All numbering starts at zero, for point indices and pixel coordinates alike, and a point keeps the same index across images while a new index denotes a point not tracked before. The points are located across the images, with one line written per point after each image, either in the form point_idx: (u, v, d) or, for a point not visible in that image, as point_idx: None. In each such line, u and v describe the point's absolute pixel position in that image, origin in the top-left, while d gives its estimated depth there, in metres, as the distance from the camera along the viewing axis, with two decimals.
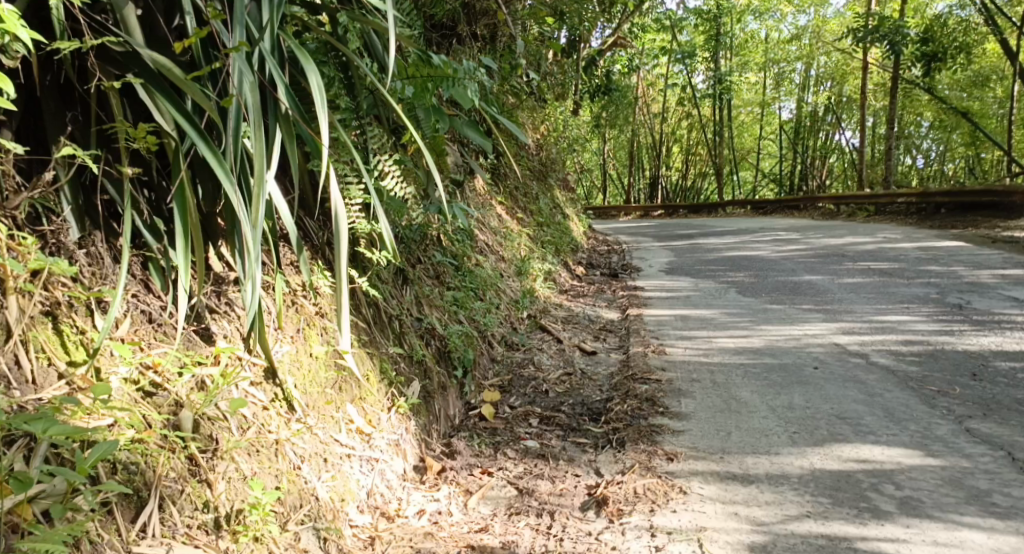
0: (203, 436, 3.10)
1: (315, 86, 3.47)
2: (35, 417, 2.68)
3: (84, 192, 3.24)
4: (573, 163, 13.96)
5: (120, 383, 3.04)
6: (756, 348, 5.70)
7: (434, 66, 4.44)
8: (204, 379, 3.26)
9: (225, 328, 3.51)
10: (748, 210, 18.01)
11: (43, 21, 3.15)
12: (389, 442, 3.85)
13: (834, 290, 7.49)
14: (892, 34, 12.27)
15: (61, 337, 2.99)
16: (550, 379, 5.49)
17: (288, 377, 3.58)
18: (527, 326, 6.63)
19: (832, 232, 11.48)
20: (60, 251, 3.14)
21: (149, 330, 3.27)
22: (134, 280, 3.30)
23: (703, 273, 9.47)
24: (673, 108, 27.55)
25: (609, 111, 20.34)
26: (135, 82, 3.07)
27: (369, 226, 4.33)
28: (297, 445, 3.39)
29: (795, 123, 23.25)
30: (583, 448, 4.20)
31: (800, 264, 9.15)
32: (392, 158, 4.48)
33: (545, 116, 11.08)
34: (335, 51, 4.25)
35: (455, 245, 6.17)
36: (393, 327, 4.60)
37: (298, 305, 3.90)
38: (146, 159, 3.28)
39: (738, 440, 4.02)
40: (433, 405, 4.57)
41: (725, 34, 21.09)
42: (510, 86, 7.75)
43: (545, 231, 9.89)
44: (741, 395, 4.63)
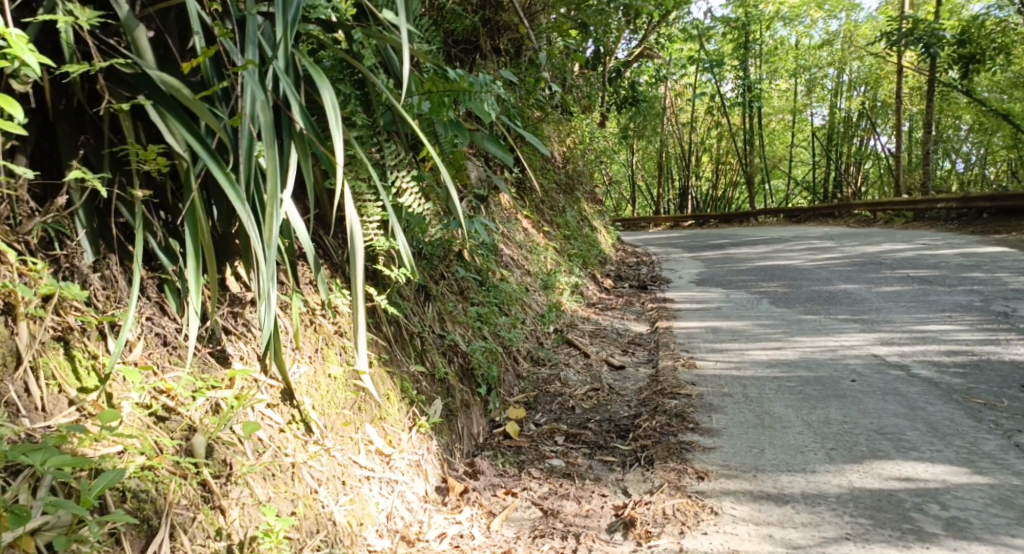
0: (218, 460, 3.05)
1: (328, 103, 3.42)
2: (35, 448, 2.64)
3: (99, 215, 3.20)
4: (600, 175, 13.89)
5: (132, 408, 2.99)
6: (790, 360, 5.57)
7: (451, 81, 4.37)
8: (218, 402, 3.21)
9: (241, 349, 3.47)
10: (782, 218, 17.82)
11: (53, 44, 3.13)
12: (409, 462, 3.79)
13: (871, 299, 7.34)
14: (927, 36, 12.27)
15: (72, 363, 2.95)
16: (577, 395, 5.40)
17: (305, 398, 3.52)
18: (554, 340, 6.55)
19: (868, 240, 11.30)
20: (74, 275, 3.10)
21: (164, 353, 3.22)
22: (149, 302, 3.26)
23: (735, 283, 9.35)
24: (702, 117, 27.41)
25: (636, 121, 20.24)
26: (144, 102, 3.03)
27: (387, 243, 4.27)
28: (314, 468, 3.34)
29: (830, 129, 23.05)
30: (610, 466, 4.10)
31: (835, 272, 9.00)
32: (411, 174, 4.40)
33: (570, 129, 11.02)
34: (351, 69, 4.19)
35: (479, 260, 6.12)
36: (414, 344, 4.55)
37: (316, 324, 3.85)
38: (157, 180, 3.24)
39: (772, 458, 3.91)
40: (456, 423, 4.51)
41: (755, 41, 20.97)
42: (534, 101, 7.72)
43: (573, 244, 9.82)
44: (775, 410, 4.51)
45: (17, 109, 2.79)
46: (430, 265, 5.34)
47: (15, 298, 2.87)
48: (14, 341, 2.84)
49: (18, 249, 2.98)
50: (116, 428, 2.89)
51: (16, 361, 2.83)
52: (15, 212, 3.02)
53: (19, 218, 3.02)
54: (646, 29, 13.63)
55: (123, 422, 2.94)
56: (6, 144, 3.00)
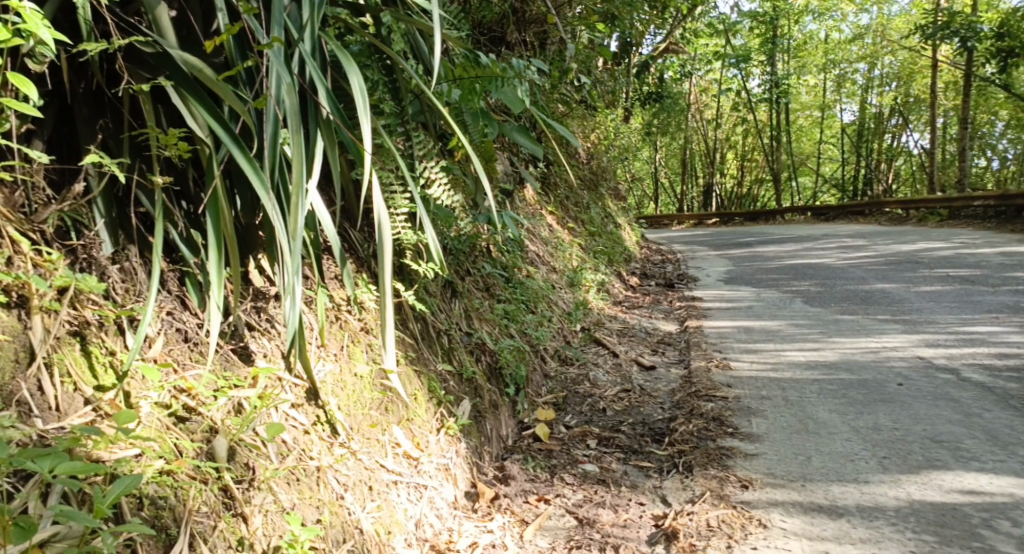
0: (240, 464, 2.89)
1: (356, 89, 3.26)
2: (42, 455, 2.44)
3: (118, 204, 3.04)
4: (623, 171, 13.71)
5: (151, 409, 2.83)
6: (830, 362, 5.37)
7: (483, 67, 4.19)
8: (240, 402, 3.05)
9: (265, 346, 3.31)
10: (809, 217, 17.56)
11: (70, 22, 2.96)
12: (438, 466, 3.62)
13: (911, 299, 7.12)
14: (964, 30, 12.02)
15: (88, 360, 2.79)
16: (607, 396, 5.21)
17: (330, 398, 3.36)
18: (582, 339, 6.37)
19: (902, 238, 11.05)
20: (91, 267, 2.95)
21: (184, 349, 3.06)
22: (169, 296, 3.10)
23: (764, 282, 9.14)
24: (726, 114, 27.14)
25: (660, 118, 20.00)
26: (166, 84, 2.87)
27: (415, 237, 4.10)
28: (340, 472, 3.17)
29: (858, 126, 22.78)
30: (646, 473, 3.92)
31: (869, 271, 8.78)
32: (439, 165, 4.23)
33: (596, 124, 10.83)
34: (380, 54, 4.02)
35: (505, 255, 5.96)
36: (441, 342, 4.39)
37: (342, 320, 3.70)
38: (178, 168, 3.08)
39: (820, 466, 3.72)
40: (484, 425, 4.34)
41: (782, 37, 20.70)
42: (560, 94, 7.55)
43: (598, 241, 9.63)
44: (819, 415, 4.31)
45: (33, 90, 2.63)
46: (457, 261, 5.17)
47: (28, 290, 2.72)
48: (27, 336, 2.69)
49: (33, 239, 2.84)
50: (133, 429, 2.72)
51: (29, 357, 2.67)
52: (30, 200, 2.88)
53: (34, 206, 2.88)
54: (672, 24, 13.43)
55: (141, 423, 2.78)
56: (22, 128, 2.85)
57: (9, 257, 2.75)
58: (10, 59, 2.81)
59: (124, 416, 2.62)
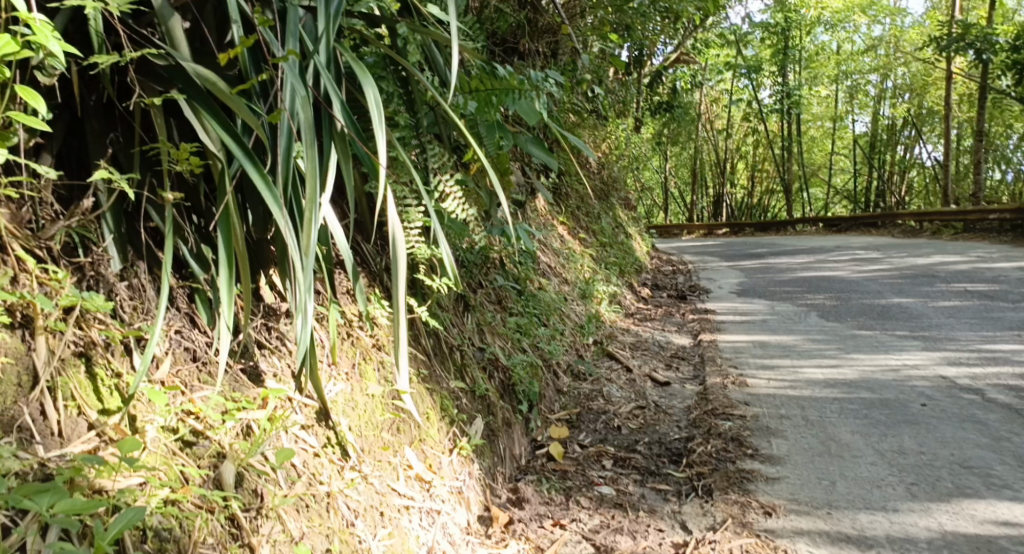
0: (248, 491, 2.78)
1: (372, 101, 3.18)
2: (42, 489, 2.33)
3: (128, 219, 2.96)
4: (633, 181, 13.60)
5: (157, 433, 2.73)
6: (849, 380, 5.25)
7: (500, 79, 4.10)
8: (250, 424, 2.95)
9: (275, 365, 3.21)
10: (821, 228, 17.42)
11: (79, 33, 2.87)
12: (450, 490, 3.52)
13: (929, 314, 7.00)
14: (979, 41, 11.92)
15: (93, 382, 2.69)
16: (621, 414, 5.08)
17: (341, 418, 3.26)
18: (594, 352, 6.26)
19: (916, 251, 10.92)
20: (99, 285, 2.85)
21: (192, 369, 2.97)
22: (178, 314, 3.01)
23: (778, 295, 9.02)
24: (736, 123, 27.01)
25: (671, 127, 19.87)
26: (179, 97, 2.78)
27: (428, 251, 4.00)
28: (350, 497, 3.07)
29: (871, 137, 22.67)
30: (664, 496, 3.82)
31: (885, 285, 8.65)
32: (454, 178, 4.13)
33: (607, 133, 10.73)
34: (395, 65, 3.94)
35: (517, 267, 5.85)
36: (454, 358, 4.28)
37: (354, 337, 3.60)
38: (189, 182, 2.99)
39: (846, 492, 3.61)
40: (497, 444, 4.23)
41: (795, 47, 20.62)
42: (573, 104, 7.46)
43: (609, 252, 9.52)
44: (841, 437, 4.20)
45: (42, 104, 2.57)
46: (469, 274, 5.07)
47: (34, 310, 2.62)
48: (31, 359, 2.60)
49: (38, 256, 2.74)
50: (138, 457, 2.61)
51: (33, 381, 2.58)
52: (37, 215, 2.80)
53: (42, 222, 2.79)
54: (684, 34, 13.33)
55: (147, 449, 2.68)
56: (30, 142, 2.76)
57: (13, 276, 2.66)
58: (18, 72, 2.72)
59: (128, 445, 2.51)
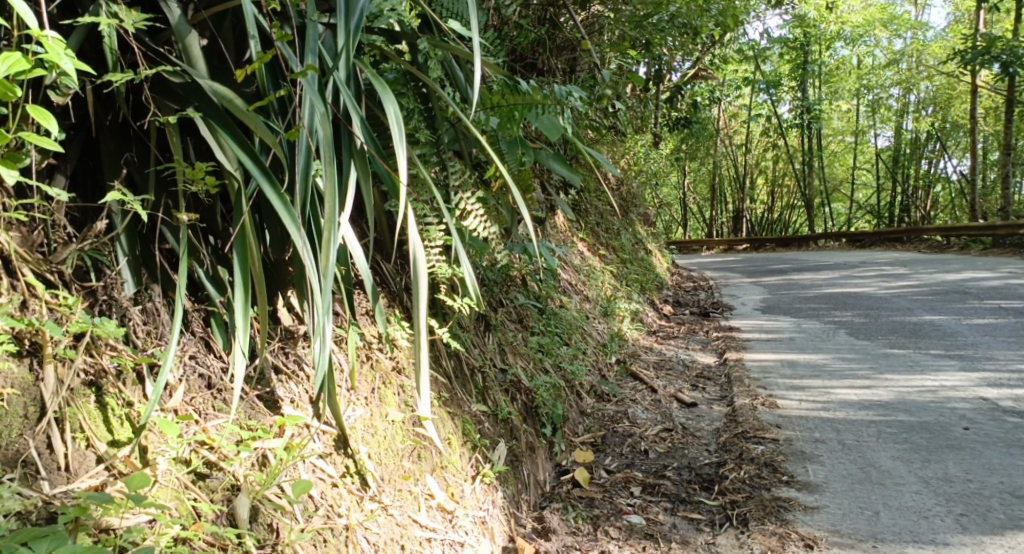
0: (263, 526, 2.65)
1: (393, 117, 3.13)
2: (42, 535, 2.19)
3: (142, 242, 2.83)
4: (652, 198, 13.42)
5: (169, 466, 2.60)
6: (884, 401, 5.10)
7: (522, 94, 4.01)
8: (266, 453, 2.82)
9: (292, 391, 3.08)
10: (845, 243, 17.22)
11: (92, 51, 2.74)
12: (474, 520, 3.42)
13: (964, 332, 6.85)
14: (1005, 54, 11.74)
15: (103, 413, 2.57)
16: (648, 436, 4.92)
17: (360, 446, 3.13)
18: (617, 373, 6.11)
19: (946, 267, 10.71)
20: (112, 310, 2.73)
21: (206, 396, 2.84)
22: (193, 339, 2.89)
23: (804, 311, 8.86)
24: (756, 138, 26.78)
25: (690, 144, 19.65)
26: (195, 115, 2.67)
27: (451, 270, 3.89)
28: (370, 530, 2.94)
29: (894, 151, 22.43)
30: (697, 526, 3.80)
31: (915, 301, 8.50)
32: (475, 195, 4.04)
33: (626, 149, 10.57)
34: (415, 81, 3.85)
35: (539, 286, 5.72)
36: (476, 381, 4.15)
37: (373, 360, 3.48)
38: (203, 202, 2.87)
39: (891, 523, 3.64)
40: (521, 470, 4.10)
41: (814, 62, 20.41)
42: (591, 120, 7.32)
43: (629, 268, 9.37)
44: (881, 462, 4.18)
45: (54, 125, 2.45)
46: (490, 292, 4.96)
47: (42, 338, 2.50)
48: (38, 388, 2.48)
49: (48, 281, 2.62)
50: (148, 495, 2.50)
51: (40, 412, 2.46)
52: (49, 238, 2.68)
53: (54, 245, 2.68)
54: (702, 50, 13.18)
55: (157, 482, 2.55)
56: (43, 163, 2.65)
57: (23, 302, 2.55)
58: (31, 91, 2.62)
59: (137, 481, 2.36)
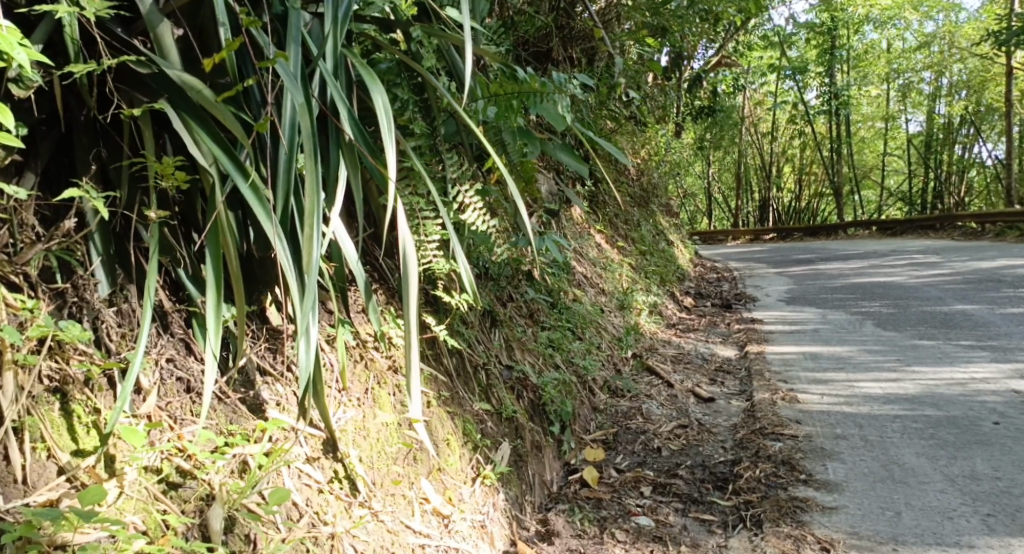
0: (239, 537, 2.56)
1: (380, 107, 3.01)
2: None
3: (117, 240, 2.72)
4: (675, 188, 13.22)
5: (137, 475, 2.50)
6: (910, 395, 4.92)
7: (521, 82, 3.79)
8: (246, 459, 2.70)
9: (279, 393, 2.95)
10: (874, 231, 16.93)
11: (54, 40, 2.65)
12: (472, 524, 3.28)
13: (996, 322, 6.65)
14: None
15: (68, 421, 2.48)
16: (662, 433, 4.76)
17: (350, 449, 3.01)
18: (633, 367, 5.95)
19: (979, 255, 10.44)
20: (82, 311, 2.62)
21: (184, 401, 2.73)
22: (172, 340, 2.78)
23: (830, 302, 8.65)
24: (782, 126, 26.43)
25: (714, 133, 19.36)
26: (164, 107, 2.55)
27: (448, 266, 3.76)
28: (357, 538, 2.82)
29: (925, 136, 22.07)
30: (708, 528, 3.65)
31: (945, 290, 8.28)
32: (474, 188, 3.85)
33: (646, 139, 10.37)
34: (410, 71, 3.68)
35: (550, 279, 5.58)
36: (479, 380, 4.01)
37: (367, 359, 3.35)
38: (179, 199, 2.76)
39: (913, 524, 3.48)
40: (526, 471, 3.95)
41: (841, 46, 20.10)
42: (608, 110, 7.15)
43: (649, 260, 9.19)
44: (905, 459, 4.00)
45: (10, 119, 2.32)
46: (497, 286, 4.82)
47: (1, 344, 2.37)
48: None
49: (13, 283, 2.52)
50: (111, 508, 2.41)
51: None
52: (16, 238, 2.56)
53: (20, 245, 2.56)
54: (725, 37, 12.95)
55: (123, 493, 2.46)
56: (6, 160, 2.54)
57: None
58: None
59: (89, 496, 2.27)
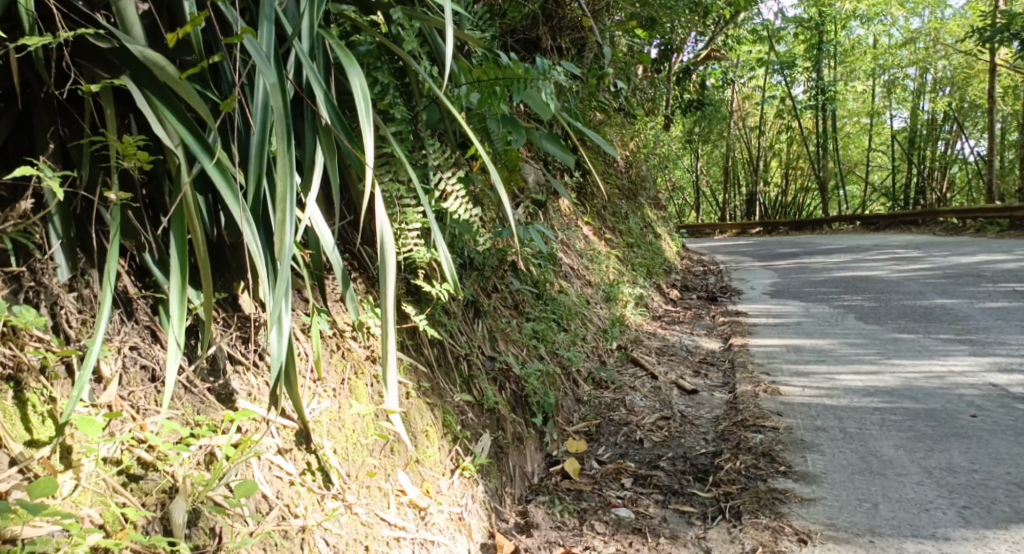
0: (203, 531, 2.51)
1: (357, 90, 2.95)
2: None
3: (77, 223, 2.66)
4: (663, 182, 13.18)
5: (95, 467, 2.45)
6: (891, 388, 4.90)
7: (505, 68, 3.75)
8: (213, 451, 2.66)
9: (250, 383, 2.90)
10: (859, 226, 16.95)
11: (10, 14, 2.57)
12: (449, 516, 3.24)
13: (977, 316, 6.64)
14: None
15: (23, 410, 2.42)
16: (645, 425, 4.72)
17: (324, 441, 2.96)
18: (618, 359, 5.91)
19: (961, 250, 10.45)
20: (39, 295, 2.56)
21: (148, 390, 2.67)
22: (137, 328, 2.72)
23: (814, 295, 8.63)
24: (770, 120, 26.43)
25: (703, 127, 19.33)
26: (126, 83, 2.51)
27: (429, 254, 3.70)
28: (330, 531, 2.78)
29: (911, 132, 22.11)
30: (688, 519, 3.61)
31: (928, 284, 8.27)
32: (456, 175, 3.79)
33: (635, 131, 10.33)
34: (390, 54, 3.63)
35: (535, 269, 5.53)
36: (460, 369, 3.95)
37: (344, 349, 3.29)
38: (143, 181, 2.72)
39: (890, 516, 3.45)
40: (507, 463, 3.89)
41: (829, 41, 20.12)
42: (596, 101, 7.11)
43: (636, 253, 9.15)
44: (883, 452, 3.97)
45: None
46: (482, 277, 4.77)
47: None
48: None
49: None
50: (67, 500, 2.37)
51: None
52: None
53: None
54: (716, 31, 12.92)
55: (80, 485, 2.41)
56: None
57: None
58: None
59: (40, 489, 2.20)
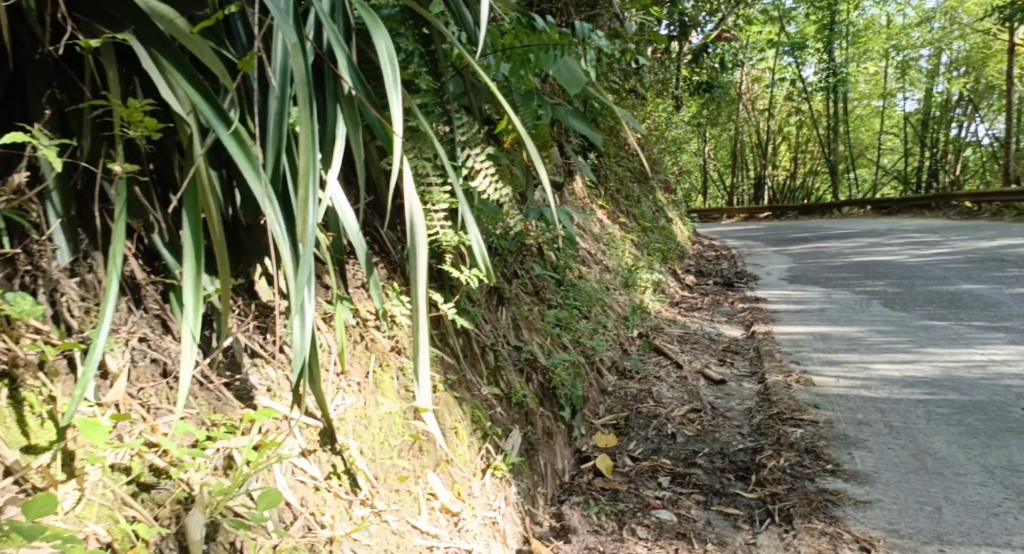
0: (222, 546, 2.27)
1: (384, 56, 2.67)
2: None
3: (78, 201, 2.42)
4: (672, 165, 12.88)
5: (101, 475, 2.21)
6: (931, 378, 4.65)
7: (537, 34, 3.46)
8: (232, 454, 2.40)
9: (269, 377, 2.65)
10: (870, 210, 16.65)
11: None
12: (483, 521, 3.00)
13: (1009, 302, 6.39)
14: None
15: (19, 411, 2.17)
16: (675, 417, 4.46)
17: (350, 440, 2.72)
18: (640, 347, 5.66)
19: (981, 234, 10.20)
20: (38, 282, 2.32)
21: (159, 387, 2.43)
22: (146, 317, 2.48)
23: (834, 281, 8.37)
24: (778, 104, 26.07)
25: (712, 109, 18.98)
26: (130, 40, 2.27)
27: (457, 238, 3.39)
28: (359, 543, 2.54)
29: (924, 114, 21.76)
30: (734, 523, 3.37)
31: (952, 269, 8.02)
32: (485, 151, 3.51)
33: (648, 112, 10.03)
34: (416, 20, 3.37)
35: (555, 254, 5.27)
36: (486, 361, 3.70)
37: (369, 340, 3.04)
38: (151, 154, 2.47)
39: (956, 521, 3.21)
40: (537, 461, 3.65)
41: (841, 22, 19.75)
42: (613, 79, 6.82)
43: (650, 237, 8.88)
44: (936, 448, 3.73)
45: None
46: (502, 262, 4.51)
47: None
48: None
49: None
50: (68, 514, 2.13)
51: None
52: None
53: None
54: (729, 10, 12.60)
55: (84, 498, 2.17)
56: None
57: None
58: None
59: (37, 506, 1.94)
